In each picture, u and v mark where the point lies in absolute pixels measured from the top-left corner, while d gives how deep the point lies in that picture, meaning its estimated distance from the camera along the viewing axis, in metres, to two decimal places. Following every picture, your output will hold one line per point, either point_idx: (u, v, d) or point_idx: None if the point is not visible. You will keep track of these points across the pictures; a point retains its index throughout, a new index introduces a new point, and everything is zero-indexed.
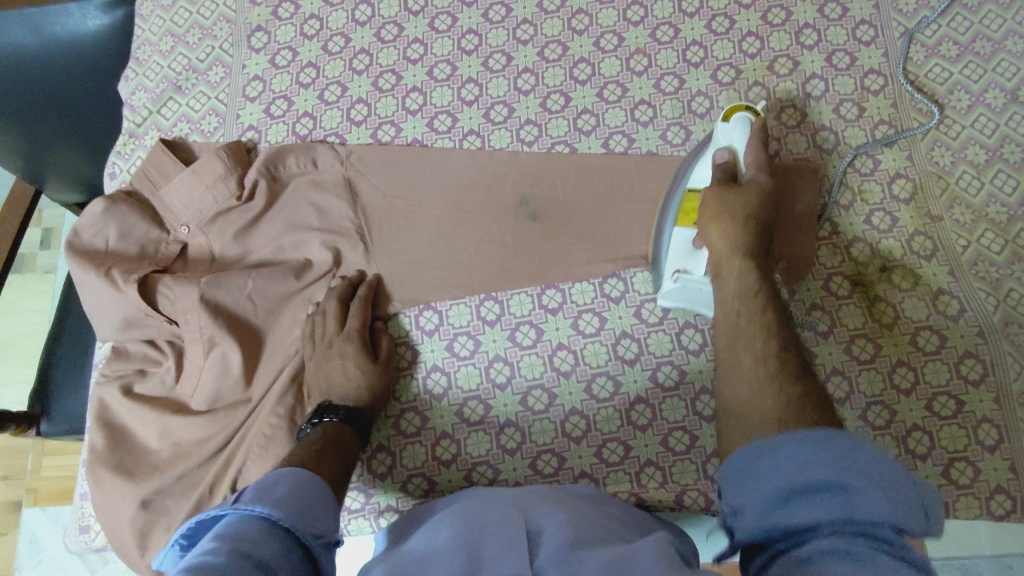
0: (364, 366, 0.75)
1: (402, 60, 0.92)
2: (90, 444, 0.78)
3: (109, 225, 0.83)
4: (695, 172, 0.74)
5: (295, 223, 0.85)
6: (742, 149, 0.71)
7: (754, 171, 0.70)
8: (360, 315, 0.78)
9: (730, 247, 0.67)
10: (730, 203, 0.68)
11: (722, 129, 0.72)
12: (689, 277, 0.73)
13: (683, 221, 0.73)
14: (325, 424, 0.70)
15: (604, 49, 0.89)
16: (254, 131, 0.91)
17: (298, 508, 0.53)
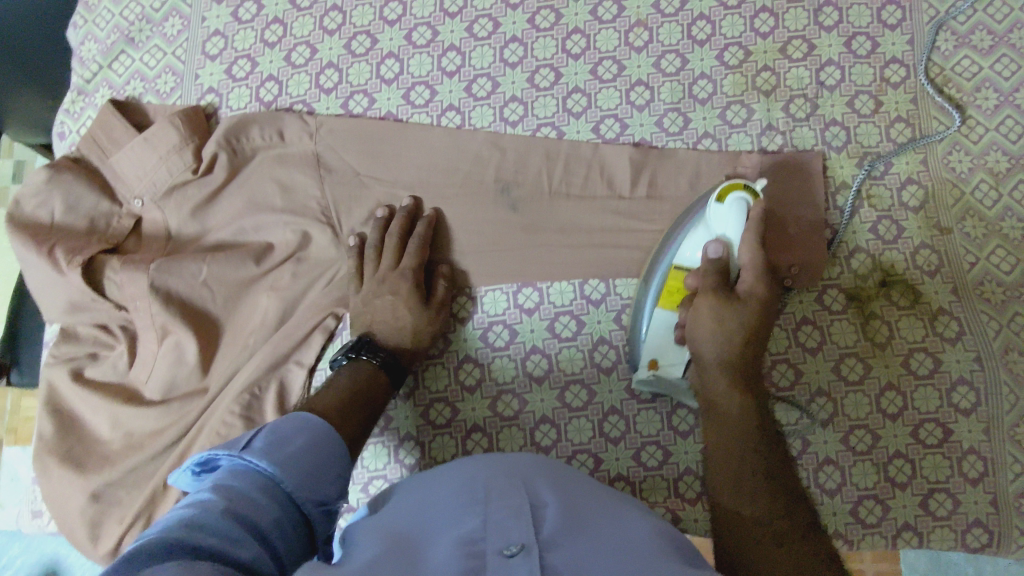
0: (411, 309, 0.73)
1: (377, 21, 0.83)
2: (38, 431, 0.74)
3: (53, 197, 0.77)
4: (682, 249, 0.69)
5: (256, 201, 0.79)
6: (736, 241, 0.66)
7: (752, 280, 0.66)
8: (419, 255, 0.75)
9: (725, 372, 0.66)
10: (725, 317, 0.65)
11: (713, 211, 0.66)
12: (668, 365, 0.71)
13: (665, 301, 0.70)
14: (361, 361, 0.70)
15: (602, 19, 0.81)
16: (214, 94, 0.83)
17: (303, 476, 0.51)
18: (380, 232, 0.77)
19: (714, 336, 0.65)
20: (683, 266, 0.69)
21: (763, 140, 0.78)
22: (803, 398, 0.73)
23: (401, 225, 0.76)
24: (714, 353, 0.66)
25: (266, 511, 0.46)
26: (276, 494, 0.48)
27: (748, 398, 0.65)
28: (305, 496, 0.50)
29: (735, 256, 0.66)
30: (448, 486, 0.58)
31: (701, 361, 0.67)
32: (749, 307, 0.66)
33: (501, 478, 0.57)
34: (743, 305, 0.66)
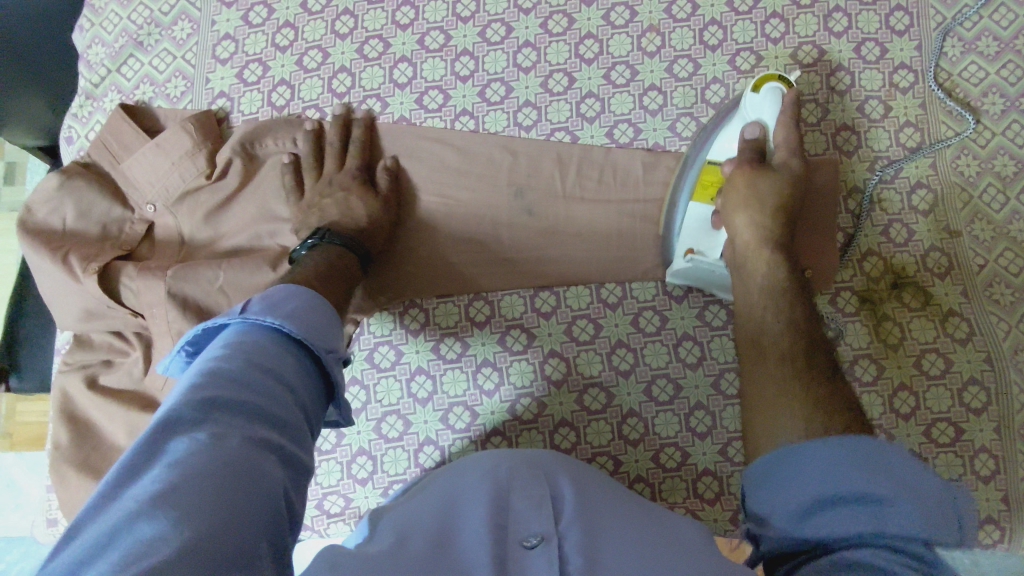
0: (367, 200, 0.73)
1: (390, 25, 0.83)
2: (55, 439, 0.74)
3: (66, 203, 0.76)
4: (720, 141, 0.72)
5: (270, 207, 0.78)
6: (771, 122, 0.69)
7: (785, 156, 0.69)
8: (360, 155, 0.77)
9: (759, 237, 0.66)
10: (760, 183, 0.66)
11: (750, 100, 0.69)
12: (701, 254, 0.72)
13: (700, 194, 0.72)
14: (326, 245, 0.68)
15: (615, 24, 0.81)
16: (225, 98, 0.82)
17: (309, 328, 0.52)
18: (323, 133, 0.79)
19: (750, 208, 0.66)
20: (717, 158, 0.72)
21: None
22: None
23: (338, 130, 0.79)
24: (746, 223, 0.66)
25: (284, 361, 0.49)
26: (286, 346, 0.50)
27: (779, 257, 0.65)
28: (314, 340, 0.52)
29: (769, 138, 0.70)
30: (472, 472, 0.60)
31: (735, 231, 0.67)
32: (783, 176, 0.67)
33: (524, 470, 0.59)
34: (777, 173, 0.67)
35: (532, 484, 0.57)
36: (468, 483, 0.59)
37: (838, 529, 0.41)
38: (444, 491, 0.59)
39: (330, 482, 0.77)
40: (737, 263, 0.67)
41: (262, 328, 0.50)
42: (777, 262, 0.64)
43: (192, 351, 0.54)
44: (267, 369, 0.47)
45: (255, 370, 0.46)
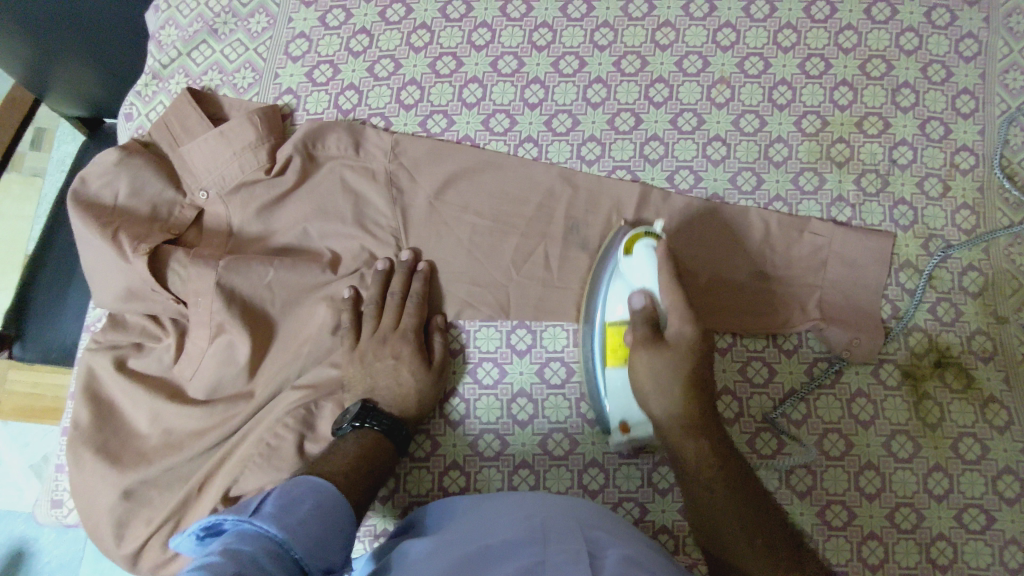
0: (416, 373, 0.73)
1: (465, 45, 0.84)
2: (74, 417, 0.72)
3: (120, 179, 0.75)
4: (610, 306, 0.72)
5: (324, 210, 0.78)
6: (656, 289, 0.68)
7: (678, 324, 0.66)
8: (417, 315, 0.75)
9: (678, 422, 0.66)
10: (659, 368, 0.66)
11: (625, 261, 0.70)
12: (636, 427, 0.71)
13: (613, 360, 0.71)
14: (365, 430, 0.68)
15: (686, 72, 0.83)
16: (292, 95, 0.82)
17: (310, 545, 0.52)
18: (378, 287, 0.76)
19: (658, 394, 0.66)
20: (618, 322, 0.71)
21: (833, 209, 0.80)
22: (851, 469, 0.74)
23: (400, 283, 0.76)
24: (663, 410, 0.66)
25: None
26: (285, 561, 0.49)
27: (705, 445, 0.65)
28: (313, 560, 0.51)
29: (659, 301, 0.68)
30: (505, 519, 0.59)
31: (652, 414, 0.67)
32: (680, 351, 0.66)
33: (558, 520, 0.58)
34: (671, 352, 0.66)
35: (568, 542, 0.54)
36: (502, 526, 0.58)
37: None
38: (475, 531, 0.58)
39: None
40: (668, 444, 0.67)
41: (265, 535, 0.50)
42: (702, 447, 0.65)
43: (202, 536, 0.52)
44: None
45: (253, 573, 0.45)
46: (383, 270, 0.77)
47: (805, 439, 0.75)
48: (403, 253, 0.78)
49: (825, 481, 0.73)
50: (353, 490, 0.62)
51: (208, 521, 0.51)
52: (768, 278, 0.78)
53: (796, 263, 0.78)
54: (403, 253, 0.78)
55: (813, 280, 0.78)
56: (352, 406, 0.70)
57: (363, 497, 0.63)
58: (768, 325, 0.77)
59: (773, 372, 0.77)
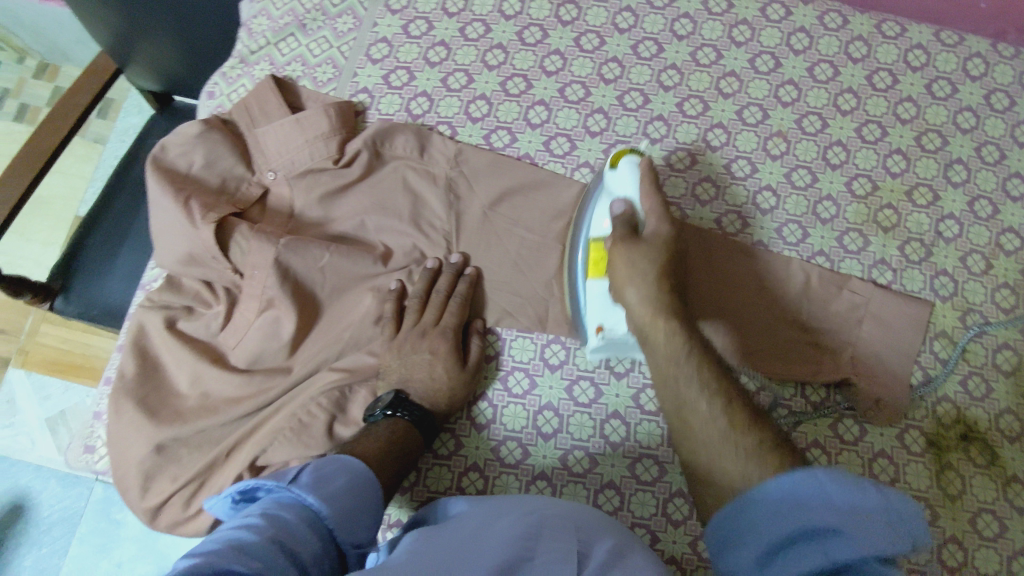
0: (450, 370, 0.74)
1: (536, 69, 0.87)
2: (120, 368, 0.75)
3: (198, 151, 0.79)
4: (596, 222, 0.74)
5: (383, 206, 0.81)
6: (637, 198, 0.71)
7: (656, 223, 0.70)
8: (458, 315, 0.77)
9: (652, 308, 0.67)
10: (636, 256, 0.68)
11: (609, 175, 0.74)
12: (610, 330, 0.73)
13: (594, 272, 0.73)
14: (396, 419, 0.70)
15: (746, 121, 0.86)
16: (366, 94, 0.86)
17: (341, 514, 0.57)
18: (423, 284, 0.79)
19: (636, 280, 0.68)
20: (598, 237, 0.74)
21: (873, 272, 0.81)
22: None
23: (447, 282, 0.78)
24: (641, 295, 0.67)
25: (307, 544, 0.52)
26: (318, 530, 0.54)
27: (678, 324, 0.65)
28: (343, 530, 0.56)
29: (638, 209, 0.71)
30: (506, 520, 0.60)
31: (630, 305, 0.69)
32: (657, 244, 0.69)
33: (557, 518, 0.60)
34: (649, 244, 0.69)
35: (561, 538, 0.57)
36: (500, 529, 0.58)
37: (799, 566, 0.48)
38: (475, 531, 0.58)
39: None
40: (642, 337, 0.68)
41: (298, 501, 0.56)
42: (672, 329, 0.65)
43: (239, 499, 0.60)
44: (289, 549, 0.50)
45: (282, 535, 0.51)
46: (432, 268, 0.79)
47: None
48: (452, 255, 0.81)
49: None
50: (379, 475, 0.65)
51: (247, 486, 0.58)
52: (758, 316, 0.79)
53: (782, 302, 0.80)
54: (453, 255, 0.80)
55: (799, 319, 0.80)
56: (386, 394, 0.73)
57: (388, 480, 0.66)
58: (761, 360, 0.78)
59: (769, 410, 0.77)
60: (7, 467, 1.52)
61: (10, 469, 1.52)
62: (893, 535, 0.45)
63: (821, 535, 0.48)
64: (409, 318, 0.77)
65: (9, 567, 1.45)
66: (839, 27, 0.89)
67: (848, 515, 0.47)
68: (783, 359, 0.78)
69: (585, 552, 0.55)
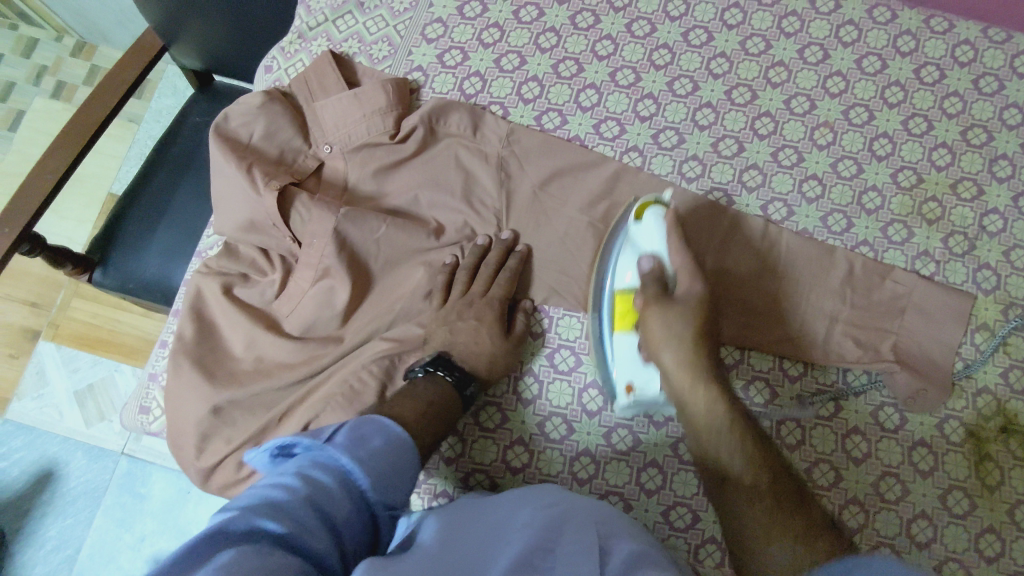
0: (494, 338, 0.76)
1: (588, 53, 0.89)
2: (179, 331, 0.77)
3: (258, 121, 0.81)
4: (619, 274, 0.77)
5: (436, 182, 0.82)
6: (665, 253, 0.74)
7: (689, 283, 0.72)
8: (505, 288, 0.79)
9: (689, 371, 0.70)
10: (672, 318, 0.71)
11: (635, 229, 0.76)
12: (641, 389, 0.74)
13: (621, 324, 0.75)
14: (438, 376, 0.71)
15: (794, 111, 0.87)
16: (421, 72, 0.88)
17: (377, 478, 0.57)
18: (472, 259, 0.80)
19: (672, 345, 0.71)
20: (624, 289, 0.76)
21: (917, 263, 0.82)
22: (903, 516, 0.75)
23: (497, 257, 0.80)
24: (676, 358, 0.70)
25: (342, 506, 0.54)
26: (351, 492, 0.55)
27: (716, 390, 0.69)
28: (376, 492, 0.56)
29: (667, 265, 0.74)
30: (526, 513, 0.60)
31: (665, 365, 0.72)
32: (690, 303, 0.71)
33: (578, 513, 0.59)
34: (682, 304, 0.71)
35: (581, 531, 0.56)
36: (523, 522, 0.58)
37: None
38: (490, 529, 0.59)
39: None
40: (680, 403, 0.71)
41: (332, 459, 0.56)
42: (714, 396, 0.68)
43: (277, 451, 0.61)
44: (322, 509, 0.52)
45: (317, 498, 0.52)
46: (482, 245, 0.81)
47: (862, 477, 0.76)
48: (503, 232, 0.82)
49: (877, 522, 0.75)
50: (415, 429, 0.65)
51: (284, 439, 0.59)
52: (764, 299, 0.81)
53: (794, 287, 0.81)
54: (505, 232, 0.82)
55: (828, 309, 0.81)
56: (428, 356, 0.74)
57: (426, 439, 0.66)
58: (756, 338, 0.81)
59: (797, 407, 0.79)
60: (35, 438, 1.54)
61: (37, 440, 1.54)
62: None
63: None
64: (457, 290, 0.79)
65: (33, 536, 1.47)
66: (888, 21, 0.89)
67: None
68: (809, 347, 0.80)
69: (605, 544, 0.56)
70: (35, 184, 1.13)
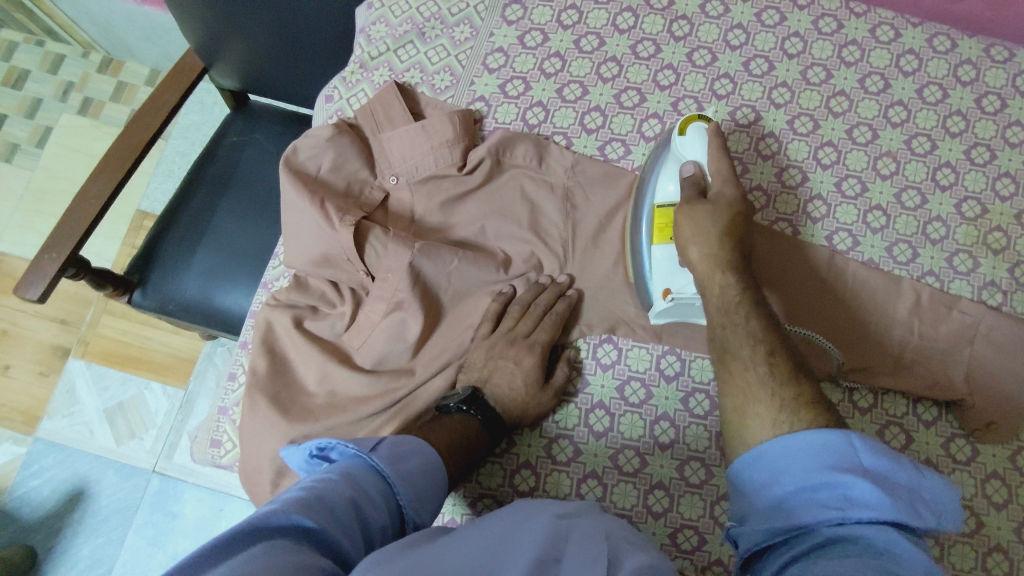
0: (531, 382, 0.75)
1: (650, 82, 0.89)
2: (252, 366, 0.77)
3: (327, 154, 0.81)
4: (660, 185, 0.78)
5: (502, 213, 0.82)
6: (705, 161, 0.75)
7: (722, 184, 0.73)
8: (550, 330, 0.77)
9: (715, 264, 0.70)
10: (700, 215, 0.72)
11: (677, 141, 0.77)
12: (680, 292, 0.74)
13: (659, 236, 0.76)
14: (468, 416, 0.72)
15: (856, 140, 0.87)
16: (483, 103, 0.89)
17: (414, 496, 0.59)
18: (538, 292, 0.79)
19: (700, 239, 0.71)
20: (664, 200, 0.77)
21: (983, 293, 0.82)
22: (978, 548, 0.74)
23: (547, 298, 0.79)
24: (703, 253, 0.71)
25: (378, 514, 0.56)
26: (389, 503, 0.58)
27: (735, 279, 0.69)
28: (411, 508, 0.59)
29: (706, 171, 0.75)
30: (534, 527, 0.55)
31: (693, 262, 0.72)
32: (721, 206, 0.72)
33: (584, 529, 0.55)
34: (713, 203, 0.72)
35: (591, 548, 0.52)
36: (527, 533, 0.55)
37: (803, 514, 0.52)
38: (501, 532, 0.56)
39: (489, 485, 0.77)
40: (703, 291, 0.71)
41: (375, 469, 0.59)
42: (729, 282, 0.69)
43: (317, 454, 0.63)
44: (362, 514, 0.54)
45: (359, 502, 0.54)
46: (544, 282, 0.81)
47: None
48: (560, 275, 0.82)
49: (953, 555, 0.74)
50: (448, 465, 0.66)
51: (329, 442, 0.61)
52: (850, 318, 0.81)
53: (868, 309, 0.81)
54: (561, 275, 0.81)
55: (896, 340, 0.80)
56: (462, 390, 0.74)
57: (454, 473, 0.67)
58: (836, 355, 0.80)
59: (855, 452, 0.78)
60: (65, 457, 1.52)
61: (69, 458, 1.52)
62: (911, 508, 0.50)
63: (844, 492, 0.52)
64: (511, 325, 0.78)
65: (65, 555, 1.45)
66: (948, 50, 0.90)
67: (870, 475, 0.52)
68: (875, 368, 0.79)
69: (614, 564, 0.50)
70: (79, 208, 1.12)
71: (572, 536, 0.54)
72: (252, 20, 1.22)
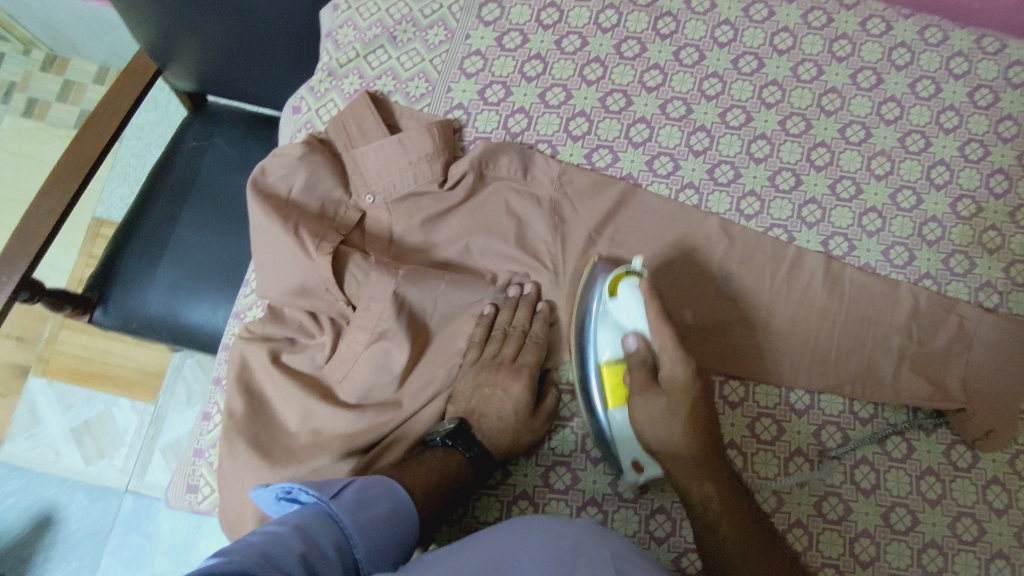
0: (520, 411, 0.71)
1: (637, 84, 0.85)
2: (228, 406, 0.72)
3: (299, 173, 0.75)
4: (600, 348, 0.73)
5: (488, 229, 0.78)
6: (646, 330, 0.71)
7: (670, 362, 0.68)
8: (536, 353, 0.74)
9: (683, 453, 0.67)
10: (656, 411, 0.68)
11: (611, 305, 0.73)
12: (648, 467, 0.71)
13: (613, 401, 0.72)
14: (454, 452, 0.68)
15: (849, 140, 0.84)
16: (462, 110, 0.84)
17: (372, 544, 0.56)
18: (526, 315, 0.75)
19: (661, 431, 0.68)
20: (612, 362, 0.72)
21: (980, 294, 0.81)
22: (981, 556, 0.73)
23: (525, 317, 0.74)
24: (667, 444, 0.68)
25: (332, 568, 0.51)
26: (346, 556, 0.54)
27: (705, 475, 0.66)
28: (370, 559, 0.56)
29: (648, 342, 0.71)
30: (533, 539, 0.54)
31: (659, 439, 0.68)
32: (676, 376, 0.68)
33: (586, 543, 0.54)
34: (665, 390, 0.68)
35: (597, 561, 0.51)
36: (530, 549, 0.53)
37: None
38: (504, 546, 0.54)
39: (485, 518, 0.74)
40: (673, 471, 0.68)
41: (332, 519, 0.55)
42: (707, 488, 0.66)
43: (280, 497, 0.59)
44: (314, 569, 0.49)
45: (315, 553, 0.50)
46: (520, 298, 0.76)
47: (938, 519, 0.74)
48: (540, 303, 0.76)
49: (821, 543, 0.74)
50: (418, 508, 0.64)
51: (289, 486, 0.57)
52: (793, 334, 0.78)
53: (853, 324, 0.78)
54: (540, 303, 0.76)
55: (895, 346, 0.78)
56: (448, 422, 0.70)
57: (427, 516, 0.65)
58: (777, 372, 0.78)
59: (858, 463, 0.76)
60: (30, 482, 1.44)
61: (32, 482, 1.44)
62: None
63: None
64: (495, 352, 0.73)
65: None
66: (939, 42, 0.87)
67: None
68: (876, 387, 0.77)
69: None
70: (30, 228, 1.03)
71: (574, 549, 0.53)
72: (204, 22, 1.15)
